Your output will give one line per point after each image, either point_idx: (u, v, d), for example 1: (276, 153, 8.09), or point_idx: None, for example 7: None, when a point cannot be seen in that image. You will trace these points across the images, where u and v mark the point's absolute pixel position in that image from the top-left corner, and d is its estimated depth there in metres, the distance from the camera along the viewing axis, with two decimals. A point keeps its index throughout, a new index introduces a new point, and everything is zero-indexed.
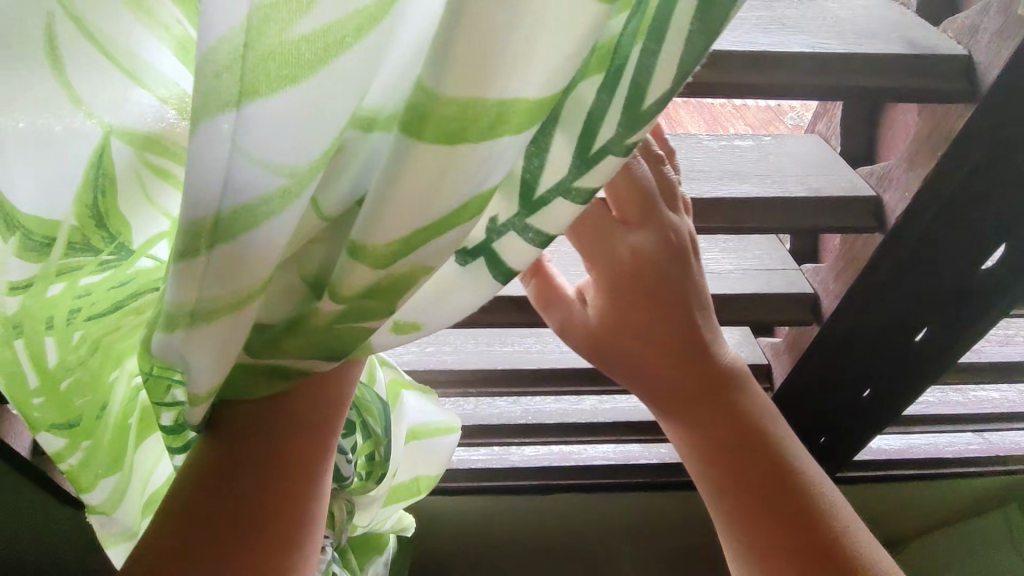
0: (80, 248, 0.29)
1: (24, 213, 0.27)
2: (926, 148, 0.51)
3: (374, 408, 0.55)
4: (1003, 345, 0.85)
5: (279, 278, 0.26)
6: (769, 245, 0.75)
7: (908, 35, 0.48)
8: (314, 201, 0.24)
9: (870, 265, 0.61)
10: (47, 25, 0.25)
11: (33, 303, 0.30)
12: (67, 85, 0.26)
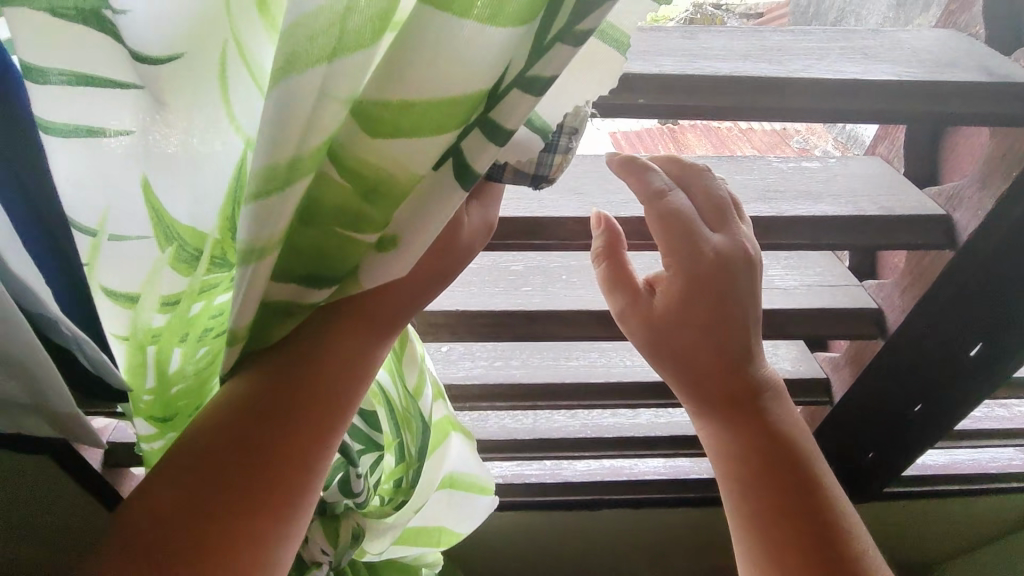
0: (218, 261, 0.38)
1: (180, 227, 0.36)
2: (1001, 169, 0.54)
3: (415, 425, 0.57)
4: None
5: (337, 208, 0.31)
6: (828, 262, 0.77)
7: (985, 64, 0.51)
8: (373, 133, 0.28)
9: (938, 280, 0.64)
10: (220, 61, 0.31)
11: (175, 316, 0.39)
12: (224, 108, 0.33)
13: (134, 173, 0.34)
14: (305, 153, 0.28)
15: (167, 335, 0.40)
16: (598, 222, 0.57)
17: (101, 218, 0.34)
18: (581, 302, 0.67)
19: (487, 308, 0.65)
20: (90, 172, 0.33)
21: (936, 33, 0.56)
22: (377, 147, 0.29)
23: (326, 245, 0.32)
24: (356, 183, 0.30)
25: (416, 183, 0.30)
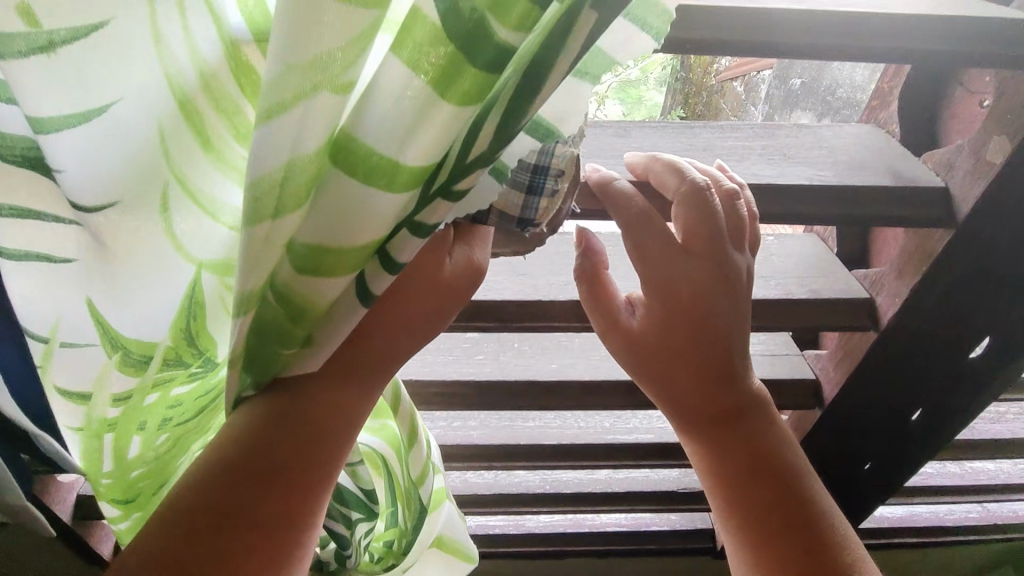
0: (172, 364, 0.35)
1: (126, 339, 0.34)
2: (914, 261, 0.58)
3: (413, 500, 0.52)
4: (996, 422, 0.88)
5: (268, 328, 0.30)
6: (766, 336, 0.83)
7: (894, 166, 0.54)
8: (306, 272, 0.28)
9: (865, 359, 0.68)
10: (162, 190, 0.29)
11: (131, 411, 0.36)
12: (167, 229, 0.31)
13: (77, 295, 0.32)
14: (247, 289, 0.28)
15: (125, 425, 0.37)
16: (537, 304, 0.60)
17: (52, 330, 0.33)
18: (529, 372, 0.70)
19: (439, 378, 0.68)
20: (37, 298, 0.32)
21: (857, 129, 0.60)
22: (306, 283, 0.28)
23: (263, 361, 0.31)
24: (288, 310, 0.29)
25: (332, 306, 0.29)
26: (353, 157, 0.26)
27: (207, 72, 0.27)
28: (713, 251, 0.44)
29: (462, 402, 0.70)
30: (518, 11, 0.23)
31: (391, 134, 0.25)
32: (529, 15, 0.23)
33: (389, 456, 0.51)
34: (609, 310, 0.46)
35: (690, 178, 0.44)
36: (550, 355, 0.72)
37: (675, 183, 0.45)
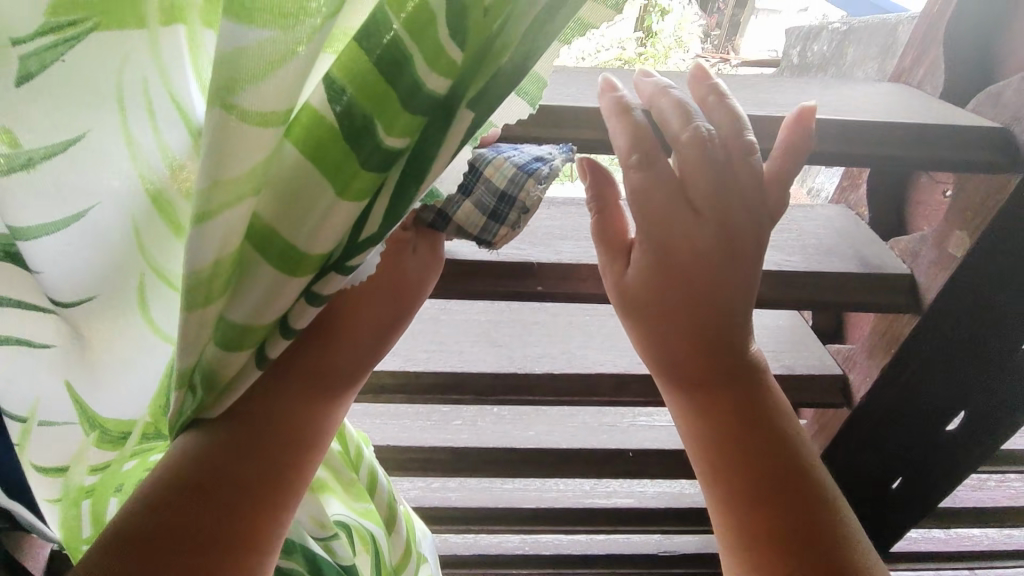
0: (151, 435, 0.34)
1: (104, 417, 0.33)
2: (883, 343, 0.59)
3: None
4: (976, 490, 0.87)
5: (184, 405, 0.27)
6: None
7: (862, 252, 0.56)
8: (222, 349, 0.25)
9: (837, 435, 0.70)
10: (138, 282, 0.29)
11: (108, 478, 0.35)
12: (143, 312, 0.30)
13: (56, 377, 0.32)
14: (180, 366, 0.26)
15: (102, 492, 0.35)
16: (513, 377, 0.60)
17: (30, 409, 0.32)
18: (507, 438, 0.70)
19: (416, 445, 0.68)
20: (17, 382, 0.31)
21: (828, 211, 0.61)
22: (219, 358, 0.26)
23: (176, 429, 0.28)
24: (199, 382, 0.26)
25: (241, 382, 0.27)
26: (268, 244, 0.24)
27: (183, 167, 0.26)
28: (724, 199, 0.36)
29: (440, 469, 0.70)
30: (401, 122, 0.22)
31: (294, 220, 0.23)
32: (410, 120, 0.22)
33: (374, 531, 0.46)
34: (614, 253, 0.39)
35: (697, 125, 0.36)
36: (527, 421, 0.73)
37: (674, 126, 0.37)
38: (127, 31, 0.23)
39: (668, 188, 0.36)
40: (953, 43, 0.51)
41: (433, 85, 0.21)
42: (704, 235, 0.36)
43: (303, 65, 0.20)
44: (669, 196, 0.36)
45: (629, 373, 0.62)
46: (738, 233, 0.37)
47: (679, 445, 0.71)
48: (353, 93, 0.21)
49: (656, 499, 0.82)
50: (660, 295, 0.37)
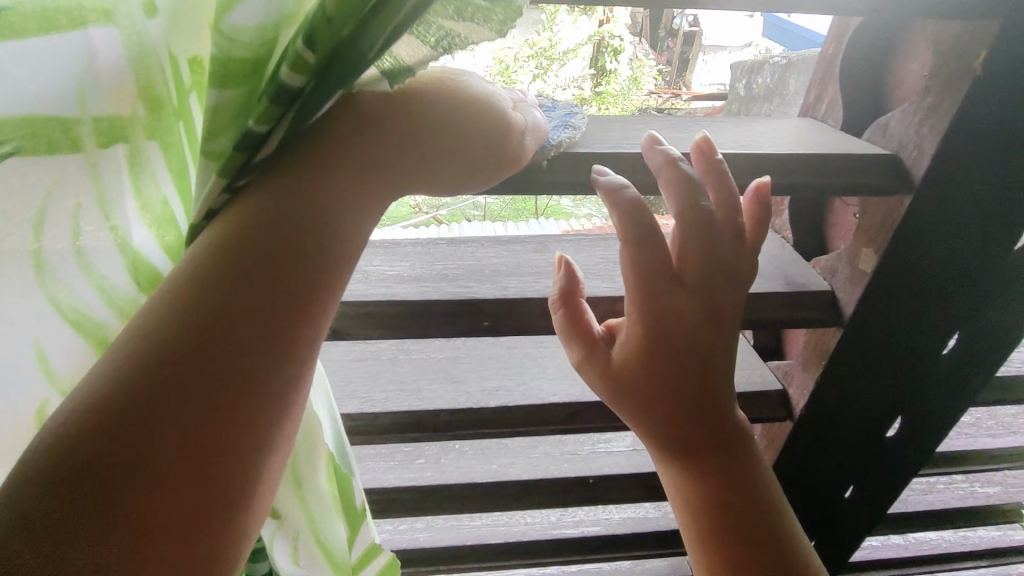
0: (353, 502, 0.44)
1: None
2: (815, 356, 0.63)
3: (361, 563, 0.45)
4: (927, 494, 0.91)
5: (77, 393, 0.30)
6: None
7: (786, 274, 0.60)
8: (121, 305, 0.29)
9: (784, 448, 0.72)
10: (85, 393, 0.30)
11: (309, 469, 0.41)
12: None
13: None
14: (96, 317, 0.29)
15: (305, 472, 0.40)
16: (470, 413, 0.62)
17: None
18: (469, 474, 0.71)
19: (379, 487, 0.69)
20: None
21: None
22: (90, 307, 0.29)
23: None
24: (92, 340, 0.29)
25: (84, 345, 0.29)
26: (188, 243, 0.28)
27: (116, 296, 0.29)
28: (709, 282, 0.40)
29: (402, 510, 0.70)
30: (262, 111, 0.25)
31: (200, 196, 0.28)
32: (269, 111, 0.25)
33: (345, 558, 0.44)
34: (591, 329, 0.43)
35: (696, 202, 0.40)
36: (489, 455, 0.74)
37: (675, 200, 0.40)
38: (66, 150, 0.26)
39: (662, 262, 0.39)
40: (851, 79, 0.56)
41: (288, 77, 0.25)
42: (693, 308, 0.40)
43: (233, 119, 0.26)
44: (663, 274, 0.39)
45: (581, 400, 0.64)
46: (719, 309, 0.40)
47: (637, 469, 0.73)
48: (247, 95, 0.26)
49: (622, 525, 0.84)
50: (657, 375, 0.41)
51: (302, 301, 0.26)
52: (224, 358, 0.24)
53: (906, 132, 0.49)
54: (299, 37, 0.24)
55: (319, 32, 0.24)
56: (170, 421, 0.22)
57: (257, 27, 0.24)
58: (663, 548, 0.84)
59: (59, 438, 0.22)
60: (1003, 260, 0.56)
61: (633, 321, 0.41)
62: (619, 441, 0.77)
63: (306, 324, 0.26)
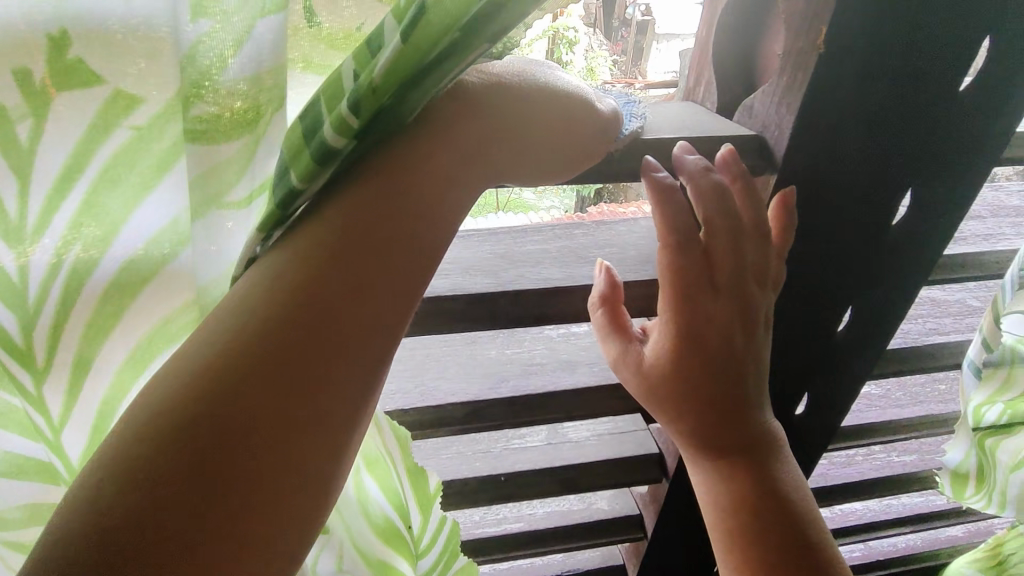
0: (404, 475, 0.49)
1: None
2: None
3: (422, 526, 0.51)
4: (846, 466, 0.93)
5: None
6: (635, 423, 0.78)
7: None
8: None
9: None
10: None
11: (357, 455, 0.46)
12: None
13: None
14: None
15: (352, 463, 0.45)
16: None
17: None
18: None
19: None
20: None
21: None
22: None
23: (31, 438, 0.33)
24: None
25: None
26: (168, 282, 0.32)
27: None
28: (732, 287, 0.48)
29: None
30: (304, 165, 0.30)
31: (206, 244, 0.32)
32: (312, 166, 0.29)
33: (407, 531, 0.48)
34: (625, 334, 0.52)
35: (709, 204, 0.46)
36: None
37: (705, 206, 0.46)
38: None
39: (698, 270, 0.47)
40: (723, 60, 0.54)
41: (332, 137, 0.29)
42: (714, 309, 0.47)
43: (238, 166, 0.31)
44: (696, 279, 0.47)
45: (481, 398, 0.62)
46: (743, 305, 0.48)
47: (550, 463, 0.73)
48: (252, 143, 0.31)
49: (546, 519, 0.83)
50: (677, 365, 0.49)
51: (384, 305, 0.30)
52: (317, 357, 0.28)
53: (768, 112, 0.49)
54: (345, 102, 0.28)
55: (363, 98, 0.28)
56: (263, 415, 0.26)
57: (244, 79, 0.29)
58: (587, 539, 0.84)
59: (156, 443, 0.25)
60: (879, 233, 0.57)
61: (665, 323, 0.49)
62: (534, 435, 0.77)
63: (385, 325, 0.30)
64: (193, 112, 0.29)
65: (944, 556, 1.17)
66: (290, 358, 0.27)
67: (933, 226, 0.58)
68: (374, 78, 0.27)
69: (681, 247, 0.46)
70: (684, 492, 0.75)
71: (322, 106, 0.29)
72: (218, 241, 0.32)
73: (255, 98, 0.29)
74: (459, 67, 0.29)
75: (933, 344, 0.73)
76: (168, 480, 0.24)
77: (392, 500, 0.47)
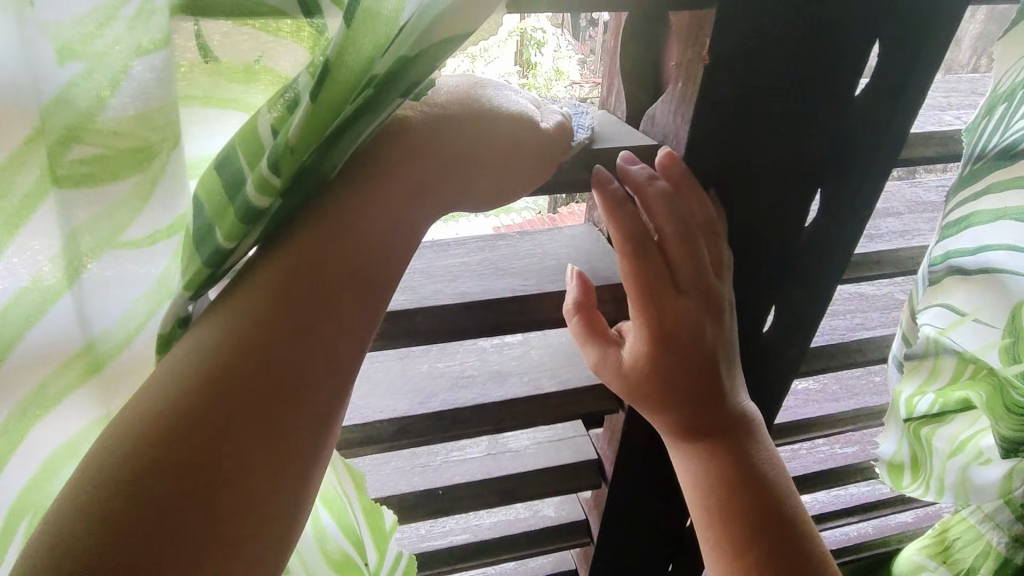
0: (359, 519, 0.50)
1: None
2: None
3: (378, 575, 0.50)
4: (790, 461, 0.94)
5: None
6: (576, 431, 0.79)
7: (596, 267, 0.60)
8: None
9: (624, 439, 0.69)
10: None
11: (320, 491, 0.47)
12: None
13: None
14: None
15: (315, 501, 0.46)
16: None
17: None
18: None
19: None
20: None
21: (575, 231, 0.65)
22: None
23: None
24: None
25: None
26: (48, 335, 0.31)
27: None
28: (697, 286, 0.51)
29: None
30: (231, 226, 0.30)
31: (103, 280, 0.33)
32: (238, 228, 0.30)
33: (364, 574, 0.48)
34: (599, 341, 0.54)
35: (669, 211, 0.49)
36: None
37: (661, 214, 0.49)
38: None
39: (663, 275, 0.50)
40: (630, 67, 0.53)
41: (256, 200, 0.30)
42: (684, 305, 0.51)
43: (134, 195, 0.31)
44: (663, 281, 0.50)
45: (409, 414, 0.62)
46: (710, 298, 0.52)
47: (488, 474, 0.73)
48: (143, 180, 0.31)
49: (492, 529, 0.83)
50: (647, 365, 0.52)
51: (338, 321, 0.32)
52: (274, 375, 0.30)
53: (667, 121, 0.51)
54: (263, 164, 0.29)
55: (282, 159, 0.28)
56: (223, 440, 0.28)
57: (131, 114, 0.29)
58: (534, 548, 0.84)
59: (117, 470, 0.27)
60: (792, 236, 0.59)
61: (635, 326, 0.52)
62: (473, 447, 0.76)
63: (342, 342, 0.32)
64: (72, 157, 0.29)
65: (894, 542, 1.20)
66: (251, 381, 0.29)
67: (843, 227, 0.60)
68: (290, 140, 0.28)
69: (643, 254, 0.49)
70: (624, 496, 0.76)
71: (243, 163, 0.30)
72: (121, 271, 0.33)
73: (145, 138, 0.30)
74: (375, 120, 0.31)
75: (861, 338, 0.77)
76: (137, 512, 0.26)
77: (347, 534, 0.48)
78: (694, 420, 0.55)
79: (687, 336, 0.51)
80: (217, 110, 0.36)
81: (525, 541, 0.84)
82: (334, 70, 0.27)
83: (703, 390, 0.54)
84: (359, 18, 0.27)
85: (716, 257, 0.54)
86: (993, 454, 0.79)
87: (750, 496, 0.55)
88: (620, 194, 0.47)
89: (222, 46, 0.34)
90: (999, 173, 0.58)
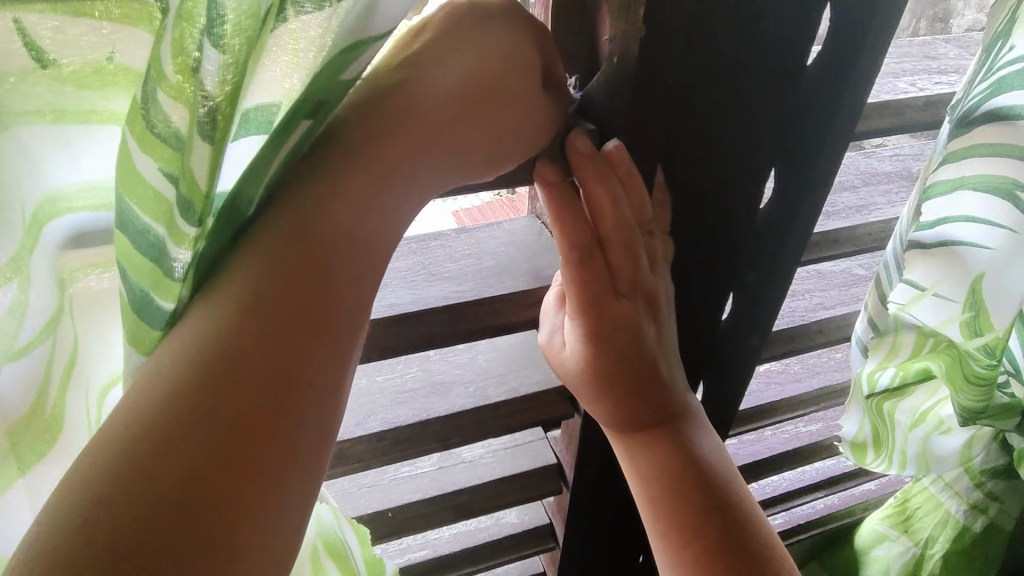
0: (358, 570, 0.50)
1: None
2: None
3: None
4: (755, 444, 0.93)
5: None
6: (533, 434, 0.74)
7: (537, 264, 0.56)
8: None
9: (583, 444, 0.65)
10: None
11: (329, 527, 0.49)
12: None
13: None
14: None
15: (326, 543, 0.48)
16: None
17: None
18: None
19: None
20: None
21: (515, 224, 0.60)
22: None
23: None
24: None
25: None
26: None
27: None
28: (636, 288, 0.47)
29: None
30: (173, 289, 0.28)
31: None
32: (174, 286, 0.28)
33: None
34: (551, 346, 0.51)
35: (611, 208, 0.44)
36: None
37: (603, 210, 0.44)
38: None
39: (602, 277, 0.46)
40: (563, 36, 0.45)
41: (182, 257, 0.28)
42: (625, 307, 0.47)
43: None
44: (603, 283, 0.46)
45: (345, 438, 0.56)
46: (651, 295, 0.49)
47: (440, 489, 0.68)
48: None
49: (453, 542, 0.79)
50: (592, 368, 0.49)
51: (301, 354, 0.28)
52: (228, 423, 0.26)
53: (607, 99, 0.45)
54: (174, 209, 0.27)
55: (197, 203, 0.26)
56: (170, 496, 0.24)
57: None
58: (497, 558, 0.80)
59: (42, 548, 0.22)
60: (745, 222, 0.55)
61: (578, 332, 0.48)
62: (424, 460, 0.71)
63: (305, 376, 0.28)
64: None
65: (860, 511, 1.21)
66: (200, 427, 0.25)
67: (801, 204, 0.55)
68: (200, 185, 0.26)
69: (582, 255, 0.44)
70: (586, 501, 0.72)
71: (147, 220, 0.27)
72: None
73: None
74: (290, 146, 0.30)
75: (820, 319, 0.74)
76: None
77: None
78: (643, 422, 0.52)
79: (626, 337, 0.48)
80: (75, 125, 0.28)
81: (487, 551, 0.80)
82: (225, 99, 0.25)
83: (655, 392, 0.51)
84: (231, 30, 0.25)
85: (654, 254, 0.50)
86: (951, 422, 0.81)
87: (709, 498, 0.52)
88: (553, 186, 0.43)
89: (57, 45, 0.26)
90: (956, 142, 0.53)
